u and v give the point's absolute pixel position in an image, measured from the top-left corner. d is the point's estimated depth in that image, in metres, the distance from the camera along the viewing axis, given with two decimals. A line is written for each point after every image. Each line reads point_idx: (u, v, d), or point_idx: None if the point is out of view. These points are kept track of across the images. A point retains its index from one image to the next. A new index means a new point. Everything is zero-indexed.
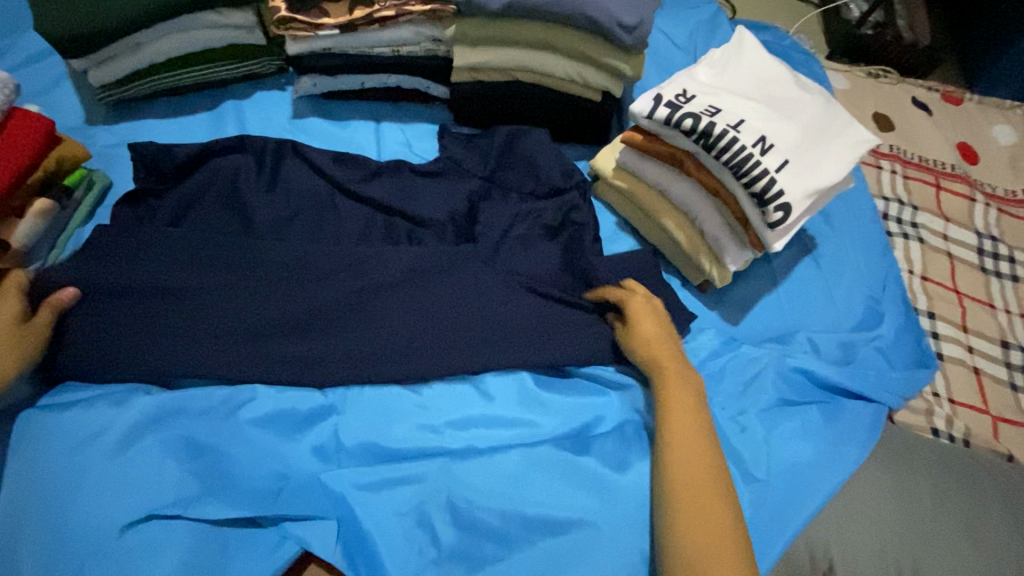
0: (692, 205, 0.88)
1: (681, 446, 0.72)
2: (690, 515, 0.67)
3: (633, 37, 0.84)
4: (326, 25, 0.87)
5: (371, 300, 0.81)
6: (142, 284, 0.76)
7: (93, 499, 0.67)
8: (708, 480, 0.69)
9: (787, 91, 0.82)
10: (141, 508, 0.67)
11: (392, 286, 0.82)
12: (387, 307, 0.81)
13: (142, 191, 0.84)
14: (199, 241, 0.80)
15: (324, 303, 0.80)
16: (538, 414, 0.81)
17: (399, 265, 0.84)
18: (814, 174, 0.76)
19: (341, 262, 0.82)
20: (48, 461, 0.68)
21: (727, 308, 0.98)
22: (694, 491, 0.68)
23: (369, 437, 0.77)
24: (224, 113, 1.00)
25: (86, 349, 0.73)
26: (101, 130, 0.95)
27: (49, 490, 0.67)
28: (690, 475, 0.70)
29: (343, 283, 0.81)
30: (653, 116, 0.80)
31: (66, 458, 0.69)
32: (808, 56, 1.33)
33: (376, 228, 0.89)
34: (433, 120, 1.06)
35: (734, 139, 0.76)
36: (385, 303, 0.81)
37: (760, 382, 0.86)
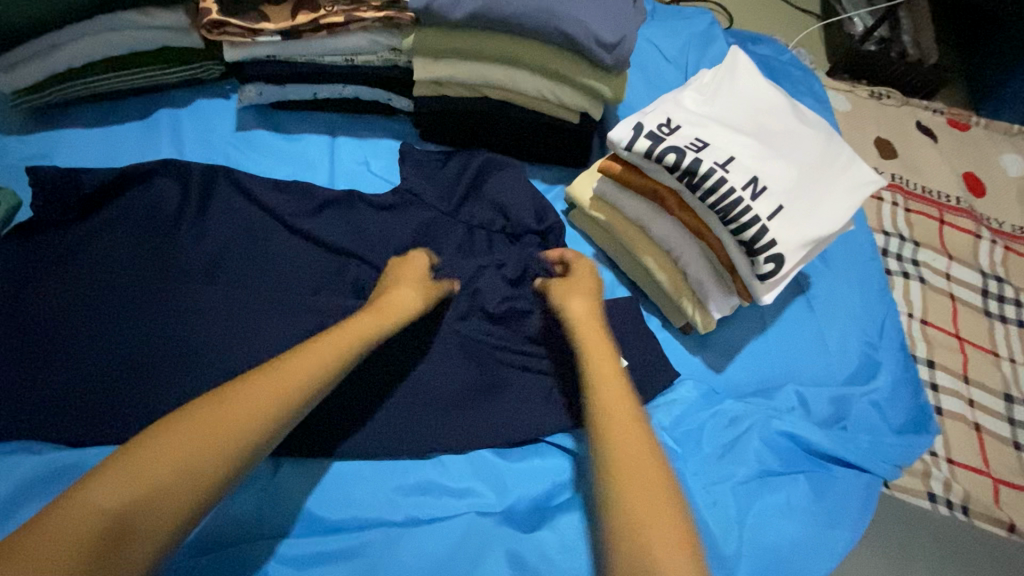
0: (673, 243, 0.79)
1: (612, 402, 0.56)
2: (631, 494, 0.47)
3: (613, 56, 0.75)
4: (266, 30, 0.77)
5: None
6: (44, 337, 0.70)
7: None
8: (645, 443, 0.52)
9: (784, 124, 0.73)
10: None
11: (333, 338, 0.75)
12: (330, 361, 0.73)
13: (40, 222, 0.76)
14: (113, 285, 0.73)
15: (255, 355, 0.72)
16: (487, 481, 0.73)
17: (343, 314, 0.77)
18: (809, 221, 0.68)
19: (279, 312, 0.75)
20: None
21: (712, 353, 0.89)
22: (630, 454, 0.50)
23: (300, 504, 0.69)
24: (157, 122, 0.89)
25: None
26: (14, 140, 0.84)
27: None
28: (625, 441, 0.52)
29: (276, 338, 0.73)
30: (632, 148, 0.71)
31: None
32: (809, 73, 1.24)
33: (322, 272, 0.81)
34: (395, 135, 0.96)
35: (722, 179, 0.67)
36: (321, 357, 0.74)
37: (742, 446, 0.77)
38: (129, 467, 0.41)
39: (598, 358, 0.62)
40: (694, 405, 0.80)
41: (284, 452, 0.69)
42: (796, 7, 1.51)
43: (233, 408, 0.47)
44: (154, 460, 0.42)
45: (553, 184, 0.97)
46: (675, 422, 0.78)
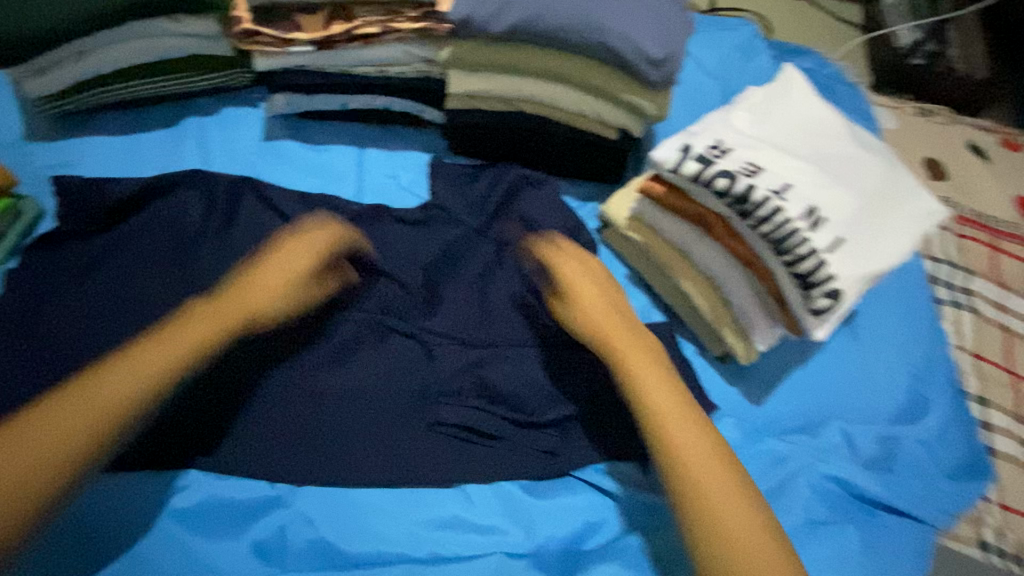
0: (717, 271, 0.75)
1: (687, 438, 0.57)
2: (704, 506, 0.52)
3: (660, 73, 0.71)
4: (298, 40, 0.75)
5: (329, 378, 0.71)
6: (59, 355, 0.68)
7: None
8: (719, 468, 0.55)
9: (842, 149, 0.68)
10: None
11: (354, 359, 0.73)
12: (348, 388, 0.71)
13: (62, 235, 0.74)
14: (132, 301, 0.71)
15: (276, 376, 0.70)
16: (514, 518, 0.69)
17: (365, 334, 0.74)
18: (869, 255, 0.63)
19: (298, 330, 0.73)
20: None
21: (751, 385, 0.85)
22: (710, 485, 0.54)
23: (322, 536, 0.66)
24: (184, 130, 0.87)
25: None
26: (39, 147, 0.83)
27: None
28: (704, 480, 0.54)
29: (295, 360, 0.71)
30: (679, 171, 0.67)
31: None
32: (854, 88, 1.18)
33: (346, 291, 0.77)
34: (425, 147, 0.93)
35: (778, 208, 0.63)
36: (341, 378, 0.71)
37: (787, 490, 0.73)
38: (61, 414, 0.50)
39: (640, 375, 0.61)
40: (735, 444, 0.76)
41: (306, 478, 0.67)
42: (837, 18, 1.45)
43: (118, 378, 0.52)
44: (51, 421, 0.49)
45: (586, 202, 0.93)
46: None
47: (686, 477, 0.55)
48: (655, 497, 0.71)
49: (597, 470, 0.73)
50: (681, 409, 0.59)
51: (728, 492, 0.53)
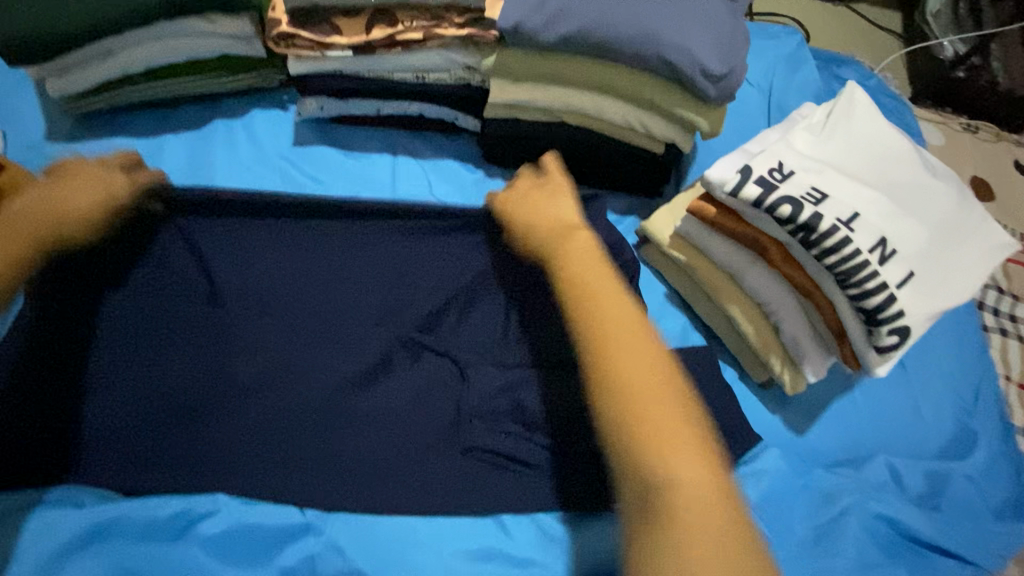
0: (769, 297, 0.72)
1: (610, 345, 0.50)
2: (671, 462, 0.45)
3: (718, 89, 0.67)
4: (337, 44, 0.72)
5: (367, 399, 0.69)
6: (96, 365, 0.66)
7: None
8: (668, 417, 0.47)
9: (912, 175, 0.65)
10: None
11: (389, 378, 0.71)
12: (388, 409, 0.69)
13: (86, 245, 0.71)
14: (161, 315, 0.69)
15: (310, 393, 0.68)
16: (552, 552, 0.66)
17: (401, 353, 0.73)
18: (940, 291, 0.60)
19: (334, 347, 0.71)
20: None
21: (794, 413, 0.82)
22: (661, 429, 0.46)
23: (354, 567, 0.63)
24: (211, 132, 0.84)
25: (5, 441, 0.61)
26: (61, 146, 0.79)
27: None
28: (653, 426, 0.46)
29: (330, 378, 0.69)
30: (738, 194, 0.63)
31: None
32: (899, 101, 1.14)
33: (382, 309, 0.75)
34: (459, 155, 0.90)
35: (846, 239, 0.59)
36: (377, 400, 0.70)
37: (836, 528, 0.70)
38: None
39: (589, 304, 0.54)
40: (783, 475, 0.72)
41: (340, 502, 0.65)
42: (876, 26, 1.41)
43: None
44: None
45: (624, 216, 0.89)
46: (761, 498, 0.70)
47: (623, 424, 0.47)
48: None
49: None
50: (646, 367, 0.49)
51: (684, 437, 0.46)
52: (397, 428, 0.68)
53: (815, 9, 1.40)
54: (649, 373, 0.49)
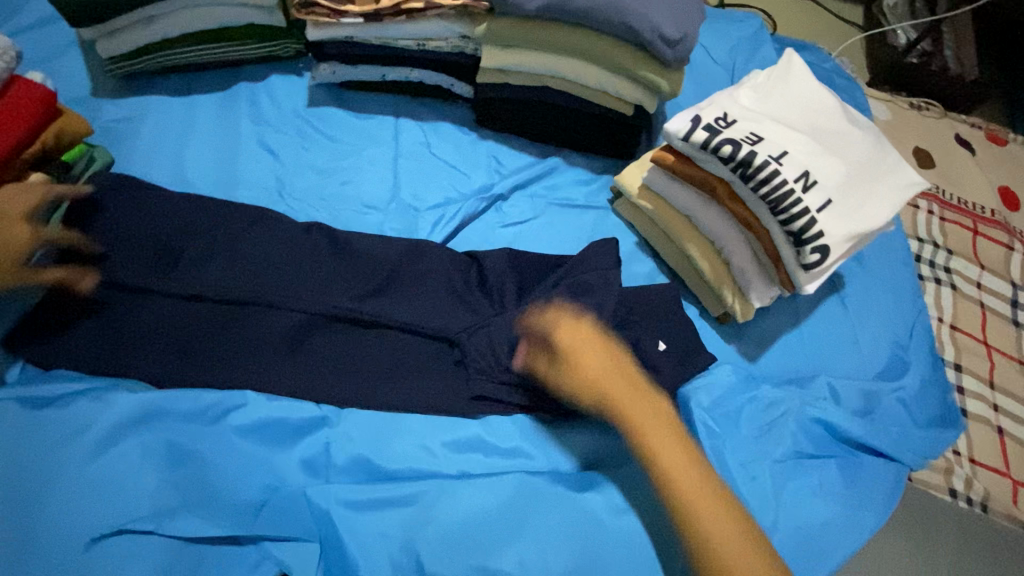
0: (719, 234, 0.83)
1: (666, 460, 0.63)
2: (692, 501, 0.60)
3: (675, 52, 0.79)
4: (351, 13, 0.83)
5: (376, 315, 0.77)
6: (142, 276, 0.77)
7: (44, 491, 0.64)
8: (717, 500, 0.61)
9: (835, 125, 0.77)
10: (93, 523, 0.63)
11: (399, 297, 0.80)
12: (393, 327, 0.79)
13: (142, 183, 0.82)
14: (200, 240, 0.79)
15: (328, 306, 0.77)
16: (534, 444, 0.78)
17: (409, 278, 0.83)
18: (856, 216, 0.72)
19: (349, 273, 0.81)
20: (30, 456, 0.66)
21: (747, 342, 0.93)
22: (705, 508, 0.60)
23: (363, 453, 0.74)
24: (235, 94, 0.95)
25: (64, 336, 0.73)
26: (106, 103, 0.91)
27: (21, 488, 0.64)
28: (697, 500, 0.61)
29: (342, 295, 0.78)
30: (689, 139, 0.75)
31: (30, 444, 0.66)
32: (851, 81, 1.27)
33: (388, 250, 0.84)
34: (455, 119, 1.01)
35: (776, 172, 0.71)
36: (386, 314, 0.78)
37: (776, 427, 0.81)
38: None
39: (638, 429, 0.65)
40: (734, 388, 0.83)
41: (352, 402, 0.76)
42: (837, 17, 1.54)
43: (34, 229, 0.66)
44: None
45: (600, 174, 1.01)
46: (714, 404, 0.81)
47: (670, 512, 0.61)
48: None
49: None
50: (684, 471, 0.62)
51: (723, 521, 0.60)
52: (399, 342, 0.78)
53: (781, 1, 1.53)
54: (699, 482, 0.62)
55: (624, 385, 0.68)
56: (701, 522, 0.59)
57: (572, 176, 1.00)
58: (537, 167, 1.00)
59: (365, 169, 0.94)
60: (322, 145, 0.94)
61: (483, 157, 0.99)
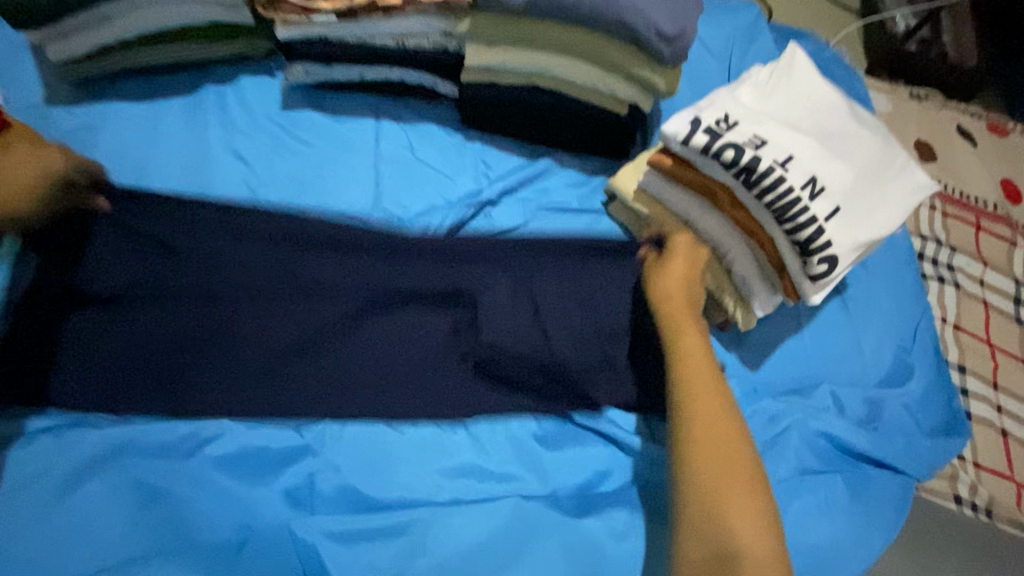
0: (721, 240, 0.79)
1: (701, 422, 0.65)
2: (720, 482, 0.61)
3: (672, 49, 0.74)
4: (322, 9, 0.78)
5: (373, 331, 0.77)
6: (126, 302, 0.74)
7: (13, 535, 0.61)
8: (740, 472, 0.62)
9: (842, 126, 0.73)
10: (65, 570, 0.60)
11: (392, 314, 0.79)
12: (381, 347, 0.77)
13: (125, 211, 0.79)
14: (184, 262, 0.77)
15: (319, 324, 0.76)
16: (530, 467, 0.74)
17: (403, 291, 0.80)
18: (865, 224, 0.68)
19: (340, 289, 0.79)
20: None
21: (749, 350, 0.89)
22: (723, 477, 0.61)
23: (349, 482, 0.70)
24: (203, 97, 0.89)
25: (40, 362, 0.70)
26: (61, 111, 0.84)
27: None
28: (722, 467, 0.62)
29: (328, 315, 0.77)
30: (689, 143, 0.70)
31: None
32: (850, 71, 1.22)
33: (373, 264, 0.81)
34: (439, 120, 0.96)
35: (781, 178, 0.67)
36: (379, 332, 0.77)
37: (778, 443, 0.78)
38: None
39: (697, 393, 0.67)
40: None
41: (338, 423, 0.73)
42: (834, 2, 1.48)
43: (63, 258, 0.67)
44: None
45: (594, 175, 0.97)
46: None
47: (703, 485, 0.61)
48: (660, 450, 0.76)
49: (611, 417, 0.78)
50: (723, 441, 0.64)
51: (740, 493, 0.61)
52: (386, 362, 0.76)
53: None
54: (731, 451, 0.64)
55: (693, 350, 0.70)
56: (715, 491, 0.60)
57: (564, 179, 0.95)
58: (527, 170, 0.95)
59: (345, 176, 0.88)
60: (298, 151, 0.88)
61: (471, 160, 0.94)
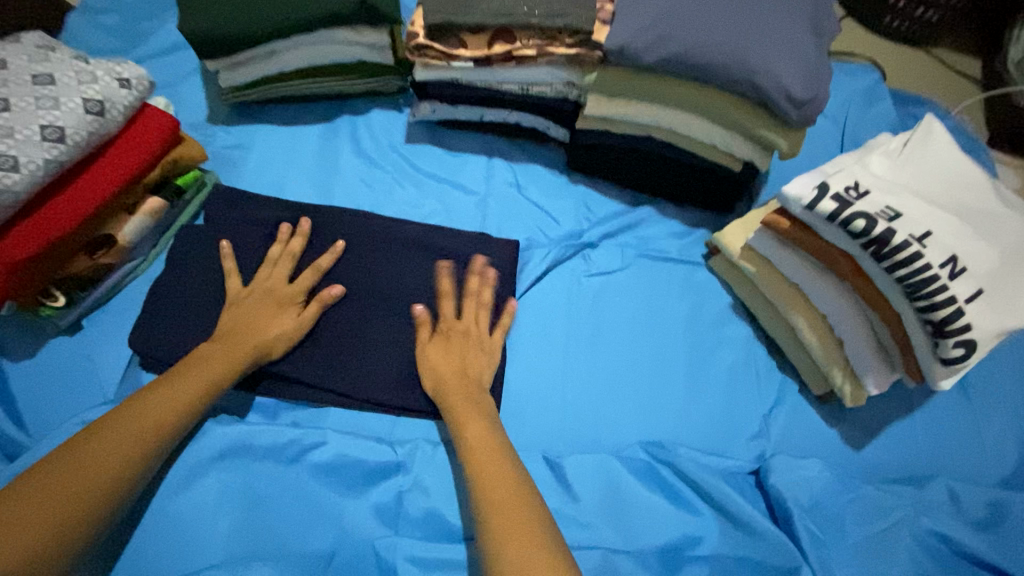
0: (835, 311, 0.76)
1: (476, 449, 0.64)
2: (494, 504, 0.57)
3: (800, 112, 0.74)
4: (462, 56, 0.82)
5: (378, 340, 0.78)
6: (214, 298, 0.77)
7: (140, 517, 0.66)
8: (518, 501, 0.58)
9: (985, 203, 0.69)
10: (175, 564, 0.63)
11: (399, 327, 0.79)
12: (387, 327, 0.79)
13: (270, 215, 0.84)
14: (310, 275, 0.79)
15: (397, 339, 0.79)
16: (614, 518, 0.72)
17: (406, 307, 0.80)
18: (1010, 309, 0.64)
19: (390, 310, 0.80)
20: None
21: (850, 428, 0.85)
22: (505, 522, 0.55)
23: (435, 506, 0.71)
24: (338, 126, 0.97)
25: (165, 335, 0.74)
26: (218, 129, 0.95)
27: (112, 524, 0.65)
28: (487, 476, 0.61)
29: (382, 330, 0.79)
30: (815, 208, 0.68)
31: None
32: (975, 142, 1.15)
33: (394, 280, 0.82)
34: (546, 161, 1.00)
35: (917, 253, 0.64)
36: (388, 343, 0.78)
37: (887, 536, 0.72)
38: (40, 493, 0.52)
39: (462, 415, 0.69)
40: (832, 486, 0.75)
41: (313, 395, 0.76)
42: (953, 70, 1.41)
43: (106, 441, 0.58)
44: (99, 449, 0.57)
45: (695, 228, 0.97)
46: (813, 503, 0.73)
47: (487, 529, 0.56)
48: (756, 519, 0.71)
49: (700, 471, 0.75)
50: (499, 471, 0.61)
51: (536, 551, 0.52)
52: (388, 330, 0.79)
53: (891, 50, 1.43)
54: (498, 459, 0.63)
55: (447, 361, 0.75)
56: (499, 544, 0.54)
57: (664, 228, 0.96)
58: (626, 217, 0.96)
59: (453, 209, 0.93)
60: (416, 181, 0.94)
61: (574, 202, 0.97)
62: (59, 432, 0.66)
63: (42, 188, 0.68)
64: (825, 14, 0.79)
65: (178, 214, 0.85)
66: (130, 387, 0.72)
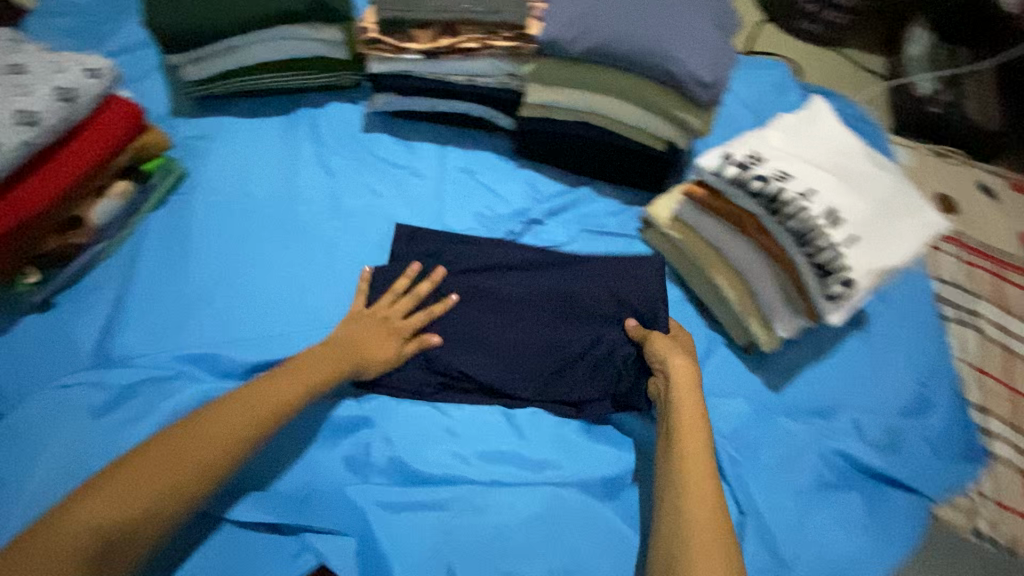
0: (746, 266, 0.88)
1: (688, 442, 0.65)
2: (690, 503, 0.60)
3: (707, 94, 0.85)
4: (411, 49, 0.91)
5: (516, 339, 0.83)
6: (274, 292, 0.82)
7: None
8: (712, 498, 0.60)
9: (860, 166, 0.82)
10: None
11: (540, 327, 0.84)
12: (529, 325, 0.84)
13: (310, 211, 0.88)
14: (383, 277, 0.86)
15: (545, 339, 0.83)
16: (561, 453, 0.80)
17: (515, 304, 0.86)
18: (879, 251, 0.76)
19: (511, 309, 0.86)
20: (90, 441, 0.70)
21: (771, 373, 0.95)
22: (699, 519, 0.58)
23: (399, 455, 0.77)
24: (298, 117, 1.04)
25: None
26: (182, 121, 1.00)
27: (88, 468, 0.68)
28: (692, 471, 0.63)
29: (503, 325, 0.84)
30: (720, 174, 0.79)
31: (86, 429, 0.71)
32: (875, 127, 1.30)
33: (499, 278, 0.88)
34: (495, 148, 1.09)
35: (803, 208, 0.76)
36: (535, 341, 0.83)
37: (796, 457, 0.83)
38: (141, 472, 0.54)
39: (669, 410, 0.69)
40: (749, 419, 0.86)
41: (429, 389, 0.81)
42: (860, 65, 1.58)
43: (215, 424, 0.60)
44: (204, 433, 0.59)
45: (630, 205, 1.07)
46: (733, 432, 0.84)
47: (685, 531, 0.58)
48: None
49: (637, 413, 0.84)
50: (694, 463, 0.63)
51: (716, 548, 0.56)
52: (522, 327, 0.84)
53: (806, 49, 1.59)
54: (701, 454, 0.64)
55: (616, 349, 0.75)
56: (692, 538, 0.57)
57: (602, 206, 1.06)
58: (568, 197, 1.06)
59: (409, 192, 1.01)
60: (373, 167, 1.02)
61: (521, 183, 1.06)
62: (41, 396, 0.72)
63: (17, 168, 0.72)
64: (726, 10, 0.91)
65: (147, 200, 0.89)
66: (106, 355, 0.78)
